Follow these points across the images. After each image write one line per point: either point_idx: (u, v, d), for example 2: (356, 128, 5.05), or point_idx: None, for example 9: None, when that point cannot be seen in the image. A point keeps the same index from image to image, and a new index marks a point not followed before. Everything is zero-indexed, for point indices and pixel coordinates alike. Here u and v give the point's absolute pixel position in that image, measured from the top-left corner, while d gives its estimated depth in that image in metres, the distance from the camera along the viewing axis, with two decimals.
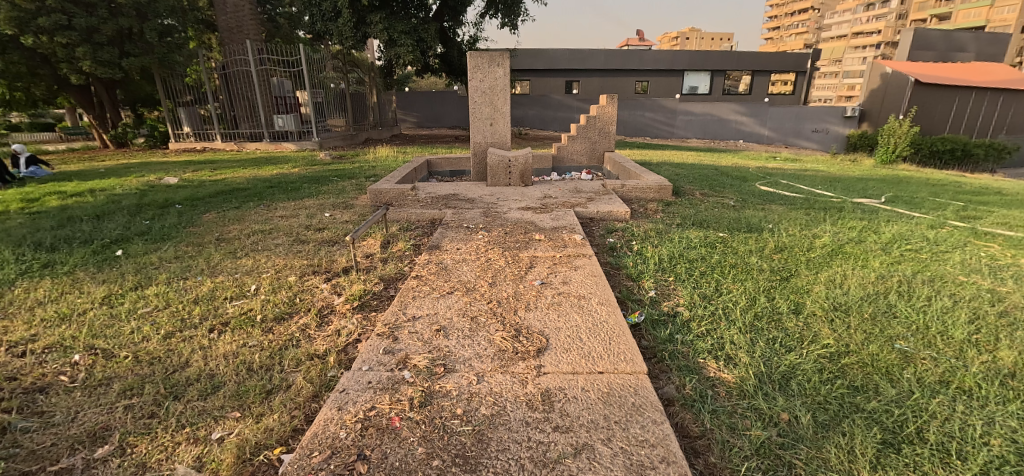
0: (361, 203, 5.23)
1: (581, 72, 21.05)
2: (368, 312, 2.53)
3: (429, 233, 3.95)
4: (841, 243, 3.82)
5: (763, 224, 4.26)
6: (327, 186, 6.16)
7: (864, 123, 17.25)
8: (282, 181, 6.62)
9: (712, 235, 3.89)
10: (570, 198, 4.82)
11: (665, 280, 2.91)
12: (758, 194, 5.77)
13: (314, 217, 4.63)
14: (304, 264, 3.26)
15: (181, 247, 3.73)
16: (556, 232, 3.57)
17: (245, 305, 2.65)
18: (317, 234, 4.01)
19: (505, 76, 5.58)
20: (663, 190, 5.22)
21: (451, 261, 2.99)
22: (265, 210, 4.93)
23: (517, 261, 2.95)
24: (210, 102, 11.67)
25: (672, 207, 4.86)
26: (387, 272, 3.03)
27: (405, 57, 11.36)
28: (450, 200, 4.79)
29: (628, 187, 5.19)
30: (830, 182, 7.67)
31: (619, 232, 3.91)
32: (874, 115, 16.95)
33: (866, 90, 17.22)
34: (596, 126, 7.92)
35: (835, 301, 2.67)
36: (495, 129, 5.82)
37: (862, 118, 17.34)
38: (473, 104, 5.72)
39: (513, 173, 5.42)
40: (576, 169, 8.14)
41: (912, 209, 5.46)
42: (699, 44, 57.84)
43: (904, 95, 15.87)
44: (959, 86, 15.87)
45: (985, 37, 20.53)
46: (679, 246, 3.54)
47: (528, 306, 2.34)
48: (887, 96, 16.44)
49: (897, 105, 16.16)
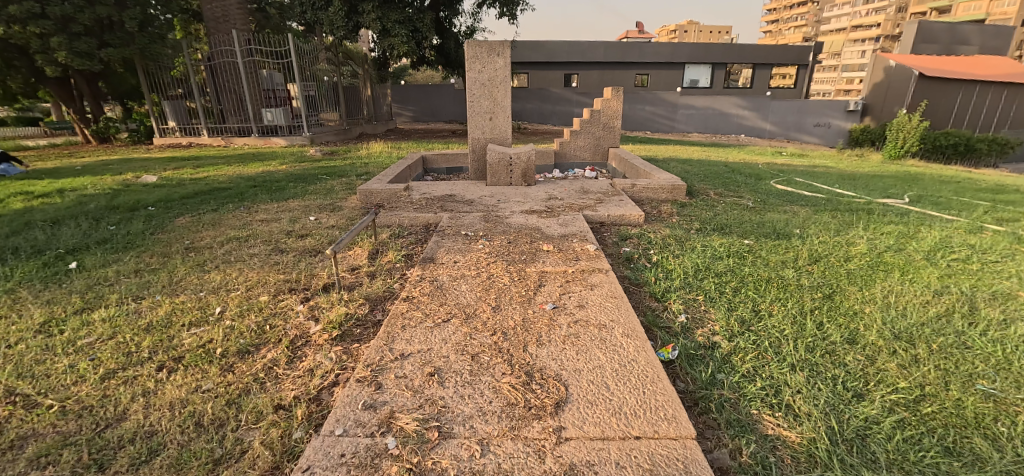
0: (349, 205, 4.83)
1: (581, 65, 20.56)
2: (349, 343, 2.13)
3: (424, 240, 3.56)
4: (879, 251, 3.45)
5: (789, 229, 3.88)
6: (315, 185, 5.74)
7: (867, 117, 16.98)
8: (267, 179, 6.19)
9: (737, 243, 3.51)
10: (577, 199, 4.43)
11: (694, 299, 2.53)
12: (776, 193, 5.39)
13: (298, 221, 4.22)
14: (280, 280, 2.86)
15: (144, 258, 3.32)
16: (566, 241, 3.18)
17: (205, 335, 2.25)
18: (299, 241, 3.61)
19: (506, 67, 5.17)
20: (676, 190, 4.83)
21: (448, 278, 2.59)
22: (245, 213, 4.51)
23: (525, 278, 2.55)
24: (196, 95, 11.18)
25: (688, 209, 4.47)
26: (374, 291, 2.64)
27: (399, 48, 10.89)
28: (446, 201, 4.40)
29: (638, 186, 4.80)
30: (845, 180, 7.30)
31: (633, 239, 3.52)
32: (877, 110, 16.67)
33: (868, 84, 17.04)
34: (601, 120, 7.51)
35: (894, 327, 2.30)
36: (494, 123, 5.41)
37: (865, 112, 17.10)
38: (471, 97, 5.30)
39: (515, 171, 5.02)
40: (579, 166, 7.74)
41: (941, 210, 5.09)
42: (697, 37, 57.30)
43: (907, 88, 15.54)
44: (964, 80, 15.50)
45: (990, 30, 20.15)
46: (703, 257, 3.17)
47: (541, 339, 1.95)
48: (889, 90, 16.20)
49: (900, 99, 15.85)
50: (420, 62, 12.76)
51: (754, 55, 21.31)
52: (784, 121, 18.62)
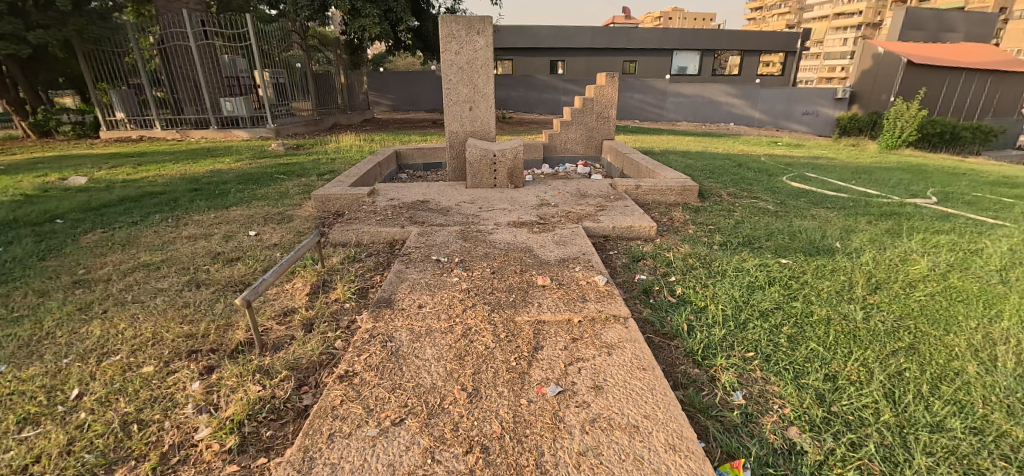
0: (302, 213, 4.04)
1: (568, 51, 19.74)
2: (252, 461, 1.40)
3: (386, 265, 2.83)
4: (943, 272, 2.84)
5: (827, 241, 3.24)
6: (267, 188, 4.91)
7: (854, 105, 16.68)
8: (212, 181, 5.32)
9: (772, 262, 2.86)
10: (574, 205, 3.69)
11: (746, 360, 1.86)
12: (794, 193, 4.77)
13: (233, 237, 3.43)
14: (179, 336, 2.09)
15: (11, 299, 2.53)
16: (565, 268, 2.46)
17: (35, 446, 1.49)
18: (225, 269, 2.83)
19: (487, 48, 4.41)
20: (687, 192, 4.17)
21: (409, 336, 1.85)
22: (169, 228, 3.70)
23: (516, 335, 1.83)
24: (146, 83, 10.08)
25: (703, 216, 3.81)
26: (305, 355, 1.90)
27: (370, 29, 9.94)
28: (417, 209, 3.64)
29: (643, 188, 4.12)
30: (856, 174, 6.71)
31: (647, 260, 2.85)
32: (865, 97, 16.37)
33: (856, 71, 16.68)
34: (595, 109, 6.78)
35: (1022, 405, 1.70)
36: (475, 114, 4.64)
37: (853, 100, 16.79)
38: (447, 83, 4.52)
39: (500, 171, 4.27)
40: (570, 160, 7.04)
41: (978, 212, 4.51)
42: (681, 24, 56.71)
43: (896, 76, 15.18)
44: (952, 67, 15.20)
45: (976, 17, 19.96)
46: (740, 286, 2.50)
47: (542, 463, 1.25)
48: (878, 77, 15.87)
49: (888, 86, 15.56)
50: (396, 47, 11.78)
51: (743, 41, 20.75)
52: (774, 110, 18.03)
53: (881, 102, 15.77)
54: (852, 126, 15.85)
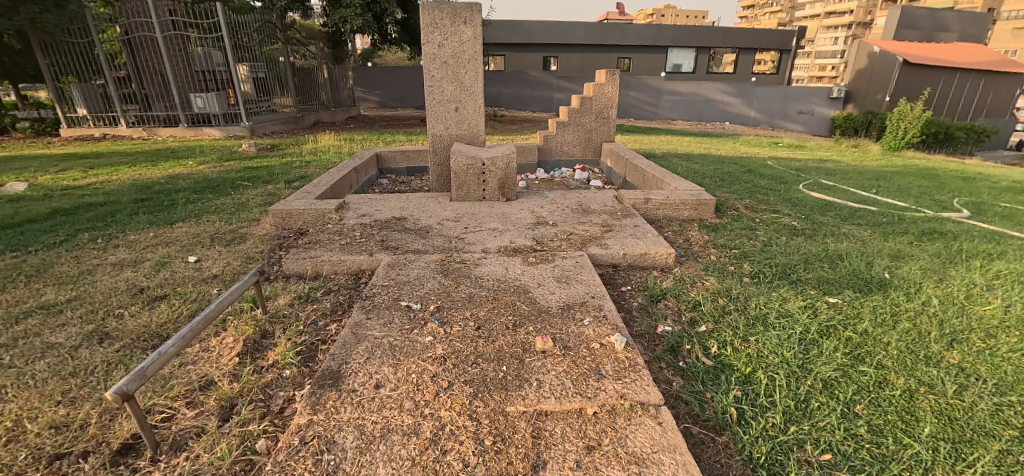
0: (258, 231, 3.46)
1: (561, 47, 19.16)
2: None
3: (346, 308, 2.27)
4: (1021, 314, 2.35)
5: (874, 271, 2.76)
6: (223, 199, 4.31)
7: (849, 105, 16.40)
8: (165, 189, 4.71)
9: (819, 303, 2.37)
10: (575, 224, 3.15)
11: (828, 474, 1.35)
12: (817, 206, 4.28)
13: (167, 266, 2.85)
14: (46, 429, 1.54)
15: None
16: (571, 319, 1.92)
17: None
18: (142, 315, 2.25)
19: (475, 40, 3.84)
20: (703, 207, 3.65)
21: (355, 443, 1.31)
22: (95, 252, 3.11)
23: (507, 442, 1.30)
24: (109, 77, 9.33)
25: (723, 236, 3.33)
26: (209, 470, 1.34)
27: (352, 21, 9.31)
28: (391, 229, 3.09)
29: (654, 202, 3.60)
30: (871, 180, 6.27)
31: (668, 300, 2.34)
32: (860, 96, 16.07)
33: (851, 69, 16.35)
34: (593, 109, 6.24)
35: None
36: (461, 116, 4.08)
37: (848, 100, 16.46)
38: (429, 79, 3.95)
39: (489, 182, 3.67)
40: (567, 164, 6.52)
41: (1021, 229, 4.05)
42: (674, 21, 56.33)
43: (891, 75, 14.90)
44: (949, 67, 14.95)
45: (971, 16, 19.76)
46: (790, 342, 1.99)
47: None
48: (874, 77, 15.48)
49: (884, 85, 15.20)
50: (382, 41, 11.15)
51: (739, 39, 20.33)
52: (769, 109, 17.72)
53: (876, 102, 15.49)
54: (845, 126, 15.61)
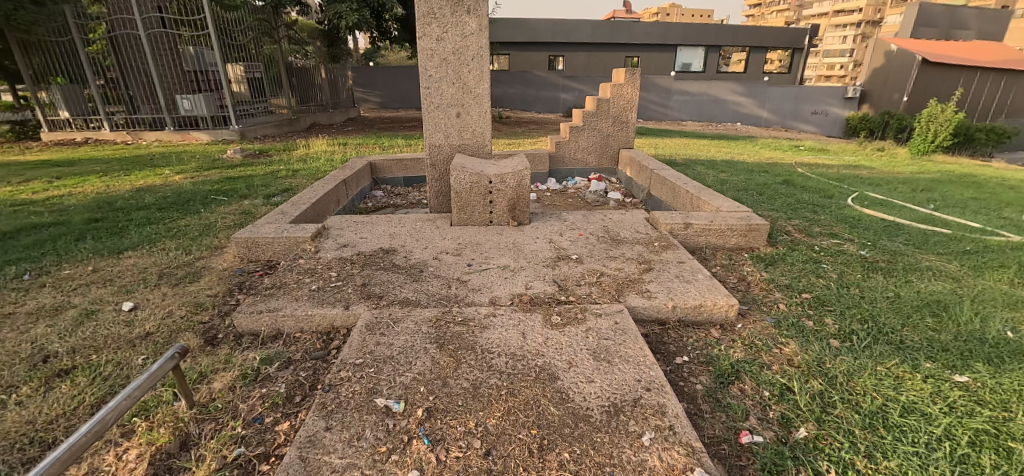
0: (220, 264, 2.87)
1: (568, 46, 18.53)
2: None
3: (306, 396, 1.66)
4: None
5: (995, 332, 2.12)
6: (189, 220, 3.73)
7: (864, 104, 15.45)
8: (127, 205, 4.13)
9: (949, 387, 1.73)
10: (606, 259, 2.54)
11: None
12: (879, 229, 3.65)
13: (93, 317, 2.27)
14: None
15: None
16: (624, 434, 1.31)
17: None
18: (28, 406, 1.66)
19: (481, 32, 3.24)
20: (754, 233, 3.04)
21: None
22: (12, 295, 2.52)
23: None
24: (90, 77, 8.77)
25: (783, 272, 2.72)
26: None
27: (348, 17, 8.70)
28: (377, 265, 2.49)
29: (695, 228, 2.99)
30: (919, 191, 5.62)
31: (743, 382, 1.72)
32: (876, 95, 15.11)
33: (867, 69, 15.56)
34: (610, 113, 5.62)
35: None
36: (464, 122, 3.46)
37: (862, 100, 15.55)
38: (424, 78, 3.33)
39: (497, 203, 3.05)
40: (580, 173, 5.91)
41: None
42: (681, 19, 55.44)
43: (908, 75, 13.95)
44: (971, 64, 13.81)
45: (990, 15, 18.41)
46: (939, 464, 1.37)
47: None
48: (890, 77, 14.58)
49: (901, 84, 14.24)
50: (383, 39, 10.52)
51: (752, 37, 19.61)
52: (781, 109, 17.17)
53: (892, 103, 14.54)
54: (861, 126, 14.96)
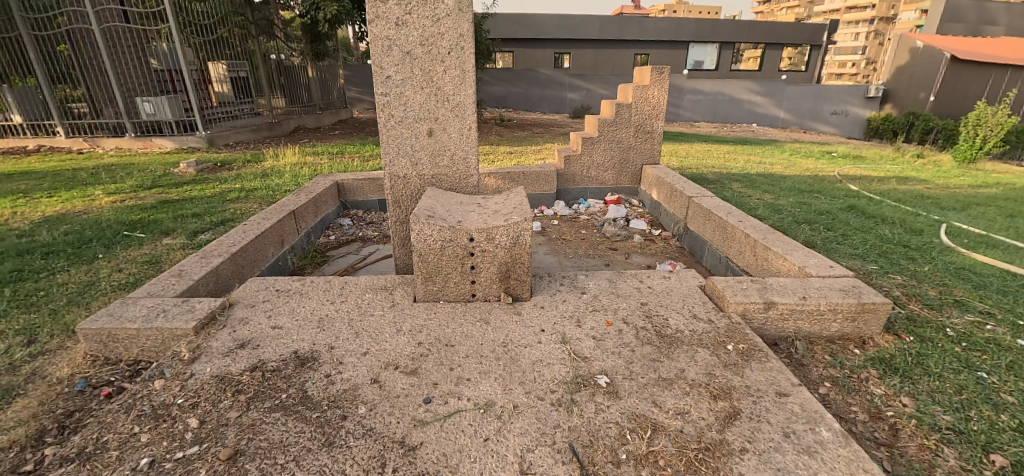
0: (59, 368, 1.89)
1: (574, 43, 17.45)
2: None
3: None
4: None
5: None
6: (73, 273, 2.78)
7: (887, 105, 14.53)
8: (8, 246, 3.19)
9: None
10: (656, 388, 1.53)
11: None
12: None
13: None
14: None
15: None
16: None
17: None
18: None
19: (462, 18, 2.24)
20: (867, 315, 2.01)
21: None
22: None
23: None
24: (41, 77, 7.84)
25: (936, 397, 1.70)
26: None
27: (326, 8, 7.71)
28: (275, 398, 1.49)
29: (780, 311, 1.96)
30: (1011, 219, 4.53)
31: None
32: (901, 95, 14.09)
33: (891, 66, 14.40)
34: (631, 121, 4.60)
35: None
36: (440, 144, 2.47)
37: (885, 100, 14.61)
38: (380, 83, 2.34)
39: (482, 270, 2.05)
40: (594, 194, 4.91)
41: None
42: (687, 14, 53.74)
43: (936, 73, 12.76)
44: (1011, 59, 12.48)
45: None
46: None
47: None
48: (916, 75, 13.48)
49: (926, 83, 13.16)
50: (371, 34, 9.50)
51: (771, 33, 18.44)
52: (800, 109, 15.73)
53: (918, 102, 13.44)
54: (885, 128, 13.89)
